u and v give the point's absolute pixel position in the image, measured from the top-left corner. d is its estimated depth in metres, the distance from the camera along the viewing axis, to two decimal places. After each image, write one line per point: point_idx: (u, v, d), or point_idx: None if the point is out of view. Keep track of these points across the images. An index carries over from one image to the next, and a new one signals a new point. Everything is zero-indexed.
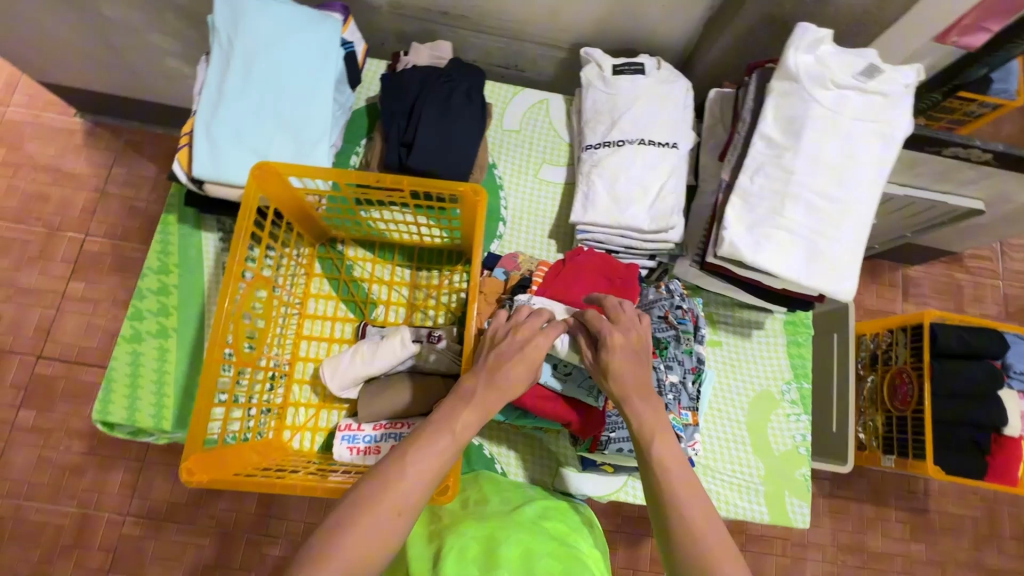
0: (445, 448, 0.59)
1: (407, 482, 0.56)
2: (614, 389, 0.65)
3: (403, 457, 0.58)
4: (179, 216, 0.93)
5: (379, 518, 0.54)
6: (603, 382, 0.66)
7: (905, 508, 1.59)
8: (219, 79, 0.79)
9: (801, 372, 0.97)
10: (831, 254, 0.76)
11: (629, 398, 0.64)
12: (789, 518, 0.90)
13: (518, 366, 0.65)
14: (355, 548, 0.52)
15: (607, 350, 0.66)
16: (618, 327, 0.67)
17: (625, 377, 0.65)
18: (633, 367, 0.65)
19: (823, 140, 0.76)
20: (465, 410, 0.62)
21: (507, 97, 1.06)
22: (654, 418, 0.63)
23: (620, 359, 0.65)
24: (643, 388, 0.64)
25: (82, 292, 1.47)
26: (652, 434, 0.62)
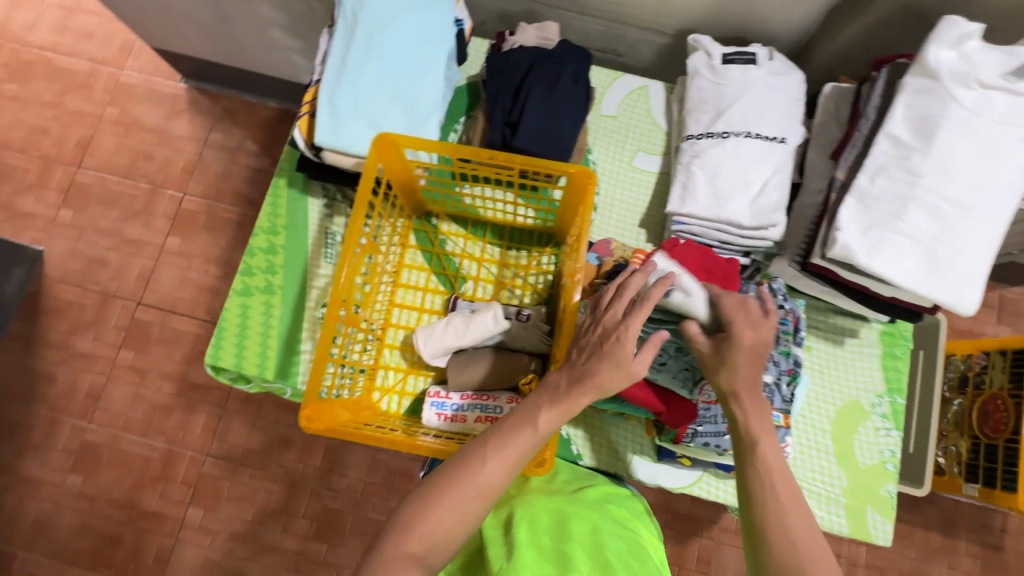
0: (524, 442, 0.61)
1: (484, 470, 0.60)
2: (724, 380, 0.64)
3: (485, 446, 0.61)
4: (288, 180, 0.98)
5: (460, 498, 0.59)
6: (714, 372, 0.65)
7: (976, 542, 1.50)
8: (343, 51, 0.83)
9: (895, 386, 0.93)
10: (954, 264, 0.72)
11: (738, 393, 0.63)
12: (869, 533, 0.87)
13: (603, 365, 0.62)
14: (437, 522, 0.58)
15: (732, 347, 0.63)
16: (750, 325, 0.65)
17: (740, 369, 0.63)
18: (751, 367, 0.63)
19: (958, 143, 0.71)
20: (546, 408, 0.63)
21: (606, 82, 1.04)
22: (759, 419, 0.62)
23: (745, 356, 0.63)
24: (754, 386, 0.63)
25: (179, 247, 1.58)
26: (758, 433, 0.62)
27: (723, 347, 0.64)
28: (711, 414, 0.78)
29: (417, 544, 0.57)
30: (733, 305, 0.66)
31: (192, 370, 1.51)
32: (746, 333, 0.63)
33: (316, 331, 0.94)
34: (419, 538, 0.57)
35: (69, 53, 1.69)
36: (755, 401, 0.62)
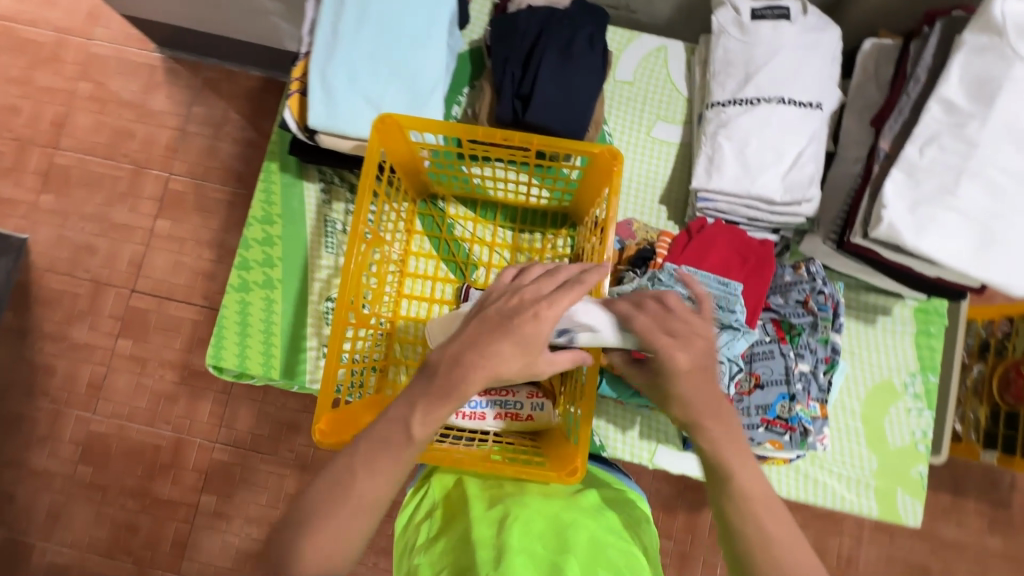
0: (398, 448, 0.54)
1: (357, 485, 0.53)
2: (681, 414, 0.56)
3: (353, 458, 0.54)
4: (281, 164, 0.91)
5: (339, 516, 0.52)
6: (664, 407, 0.58)
7: (986, 502, 1.51)
8: (334, 20, 0.75)
9: (928, 365, 0.89)
10: (1008, 242, 0.66)
11: (702, 423, 0.55)
12: (898, 515, 0.85)
13: (499, 348, 0.54)
14: (321, 546, 0.52)
15: (670, 377, 0.55)
16: (681, 342, 0.55)
17: (691, 398, 0.55)
18: (698, 391, 0.55)
19: (1019, 108, 0.65)
20: (420, 406, 0.54)
21: (620, 44, 0.96)
22: (729, 445, 0.55)
23: (687, 383, 0.55)
24: (716, 407, 0.55)
25: (169, 230, 1.51)
26: (732, 463, 0.54)
27: (661, 375, 0.57)
28: (744, 407, 0.73)
29: (304, 572, 0.51)
30: (649, 322, 0.57)
31: (194, 357, 1.46)
32: (680, 356, 0.55)
33: (321, 326, 0.89)
34: (305, 563, 0.51)
35: (32, 22, 1.55)
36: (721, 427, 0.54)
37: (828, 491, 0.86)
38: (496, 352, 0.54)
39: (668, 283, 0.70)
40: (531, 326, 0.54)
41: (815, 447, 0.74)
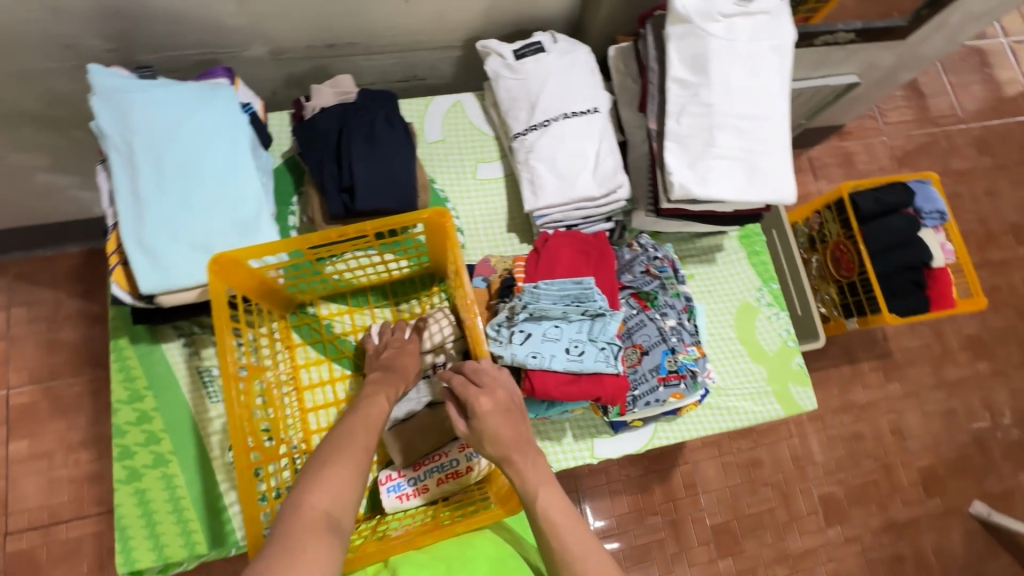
0: (378, 408, 0.69)
1: (358, 432, 0.64)
2: (493, 451, 0.63)
3: (352, 419, 0.66)
4: (130, 336, 0.86)
5: (350, 455, 0.60)
6: (483, 450, 0.65)
7: (874, 358, 1.76)
8: (131, 185, 0.75)
9: (767, 276, 1.06)
10: (764, 166, 0.84)
11: (509, 456, 0.63)
12: (798, 404, 0.99)
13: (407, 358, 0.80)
14: (341, 473, 0.58)
15: (479, 419, 0.64)
16: (484, 390, 0.66)
17: (501, 435, 0.63)
18: (506, 427, 0.64)
19: (727, 68, 0.82)
20: (384, 383, 0.74)
21: (420, 110, 1.04)
22: (532, 470, 0.62)
23: (495, 421, 0.64)
24: (520, 440, 0.64)
25: (30, 450, 1.32)
26: (536, 487, 0.61)
27: (472, 421, 0.65)
28: (639, 375, 0.82)
29: (327, 496, 0.56)
30: (464, 380, 0.67)
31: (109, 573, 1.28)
32: (481, 403, 0.64)
33: (234, 477, 0.84)
34: (323, 490, 0.56)
35: None
36: (525, 459, 0.62)
37: (741, 412, 0.97)
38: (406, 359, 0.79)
39: (534, 300, 0.78)
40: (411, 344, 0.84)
41: (706, 382, 0.85)
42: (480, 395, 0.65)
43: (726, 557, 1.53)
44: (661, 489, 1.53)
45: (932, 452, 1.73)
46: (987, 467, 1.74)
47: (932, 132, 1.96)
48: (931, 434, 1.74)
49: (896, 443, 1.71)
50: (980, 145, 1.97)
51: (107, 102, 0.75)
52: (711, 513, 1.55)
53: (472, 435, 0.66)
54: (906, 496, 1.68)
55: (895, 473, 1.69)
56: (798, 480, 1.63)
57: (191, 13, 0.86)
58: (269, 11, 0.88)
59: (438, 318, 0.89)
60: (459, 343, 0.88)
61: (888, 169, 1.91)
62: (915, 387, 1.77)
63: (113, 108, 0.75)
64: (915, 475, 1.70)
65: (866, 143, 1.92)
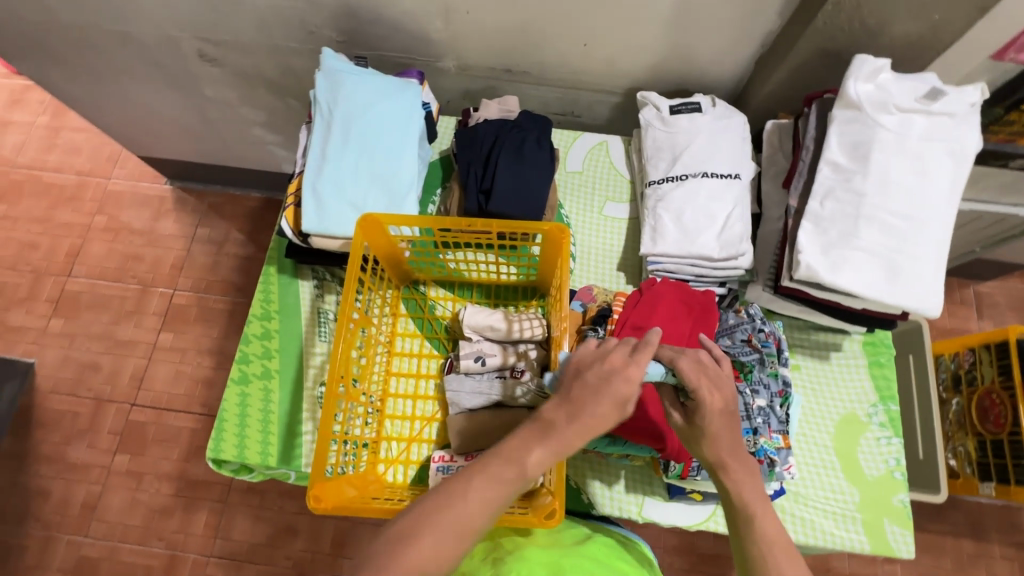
0: (510, 475, 0.60)
1: (461, 506, 0.58)
2: (710, 453, 0.65)
3: (467, 482, 0.59)
4: (278, 266, 1.02)
5: (439, 536, 0.57)
6: (697, 446, 0.67)
7: (1009, 544, 1.42)
8: (321, 144, 0.90)
9: (886, 394, 0.96)
10: (911, 270, 0.77)
11: (725, 464, 0.65)
12: (891, 547, 0.87)
13: (597, 405, 0.62)
14: (421, 557, 0.55)
15: (703, 415, 0.65)
16: (716, 387, 0.65)
17: (719, 438, 0.65)
18: (728, 433, 0.65)
19: (890, 161, 0.79)
20: (542, 441, 0.61)
21: (567, 142, 1.12)
22: (750, 487, 0.64)
23: (717, 423, 0.65)
24: (738, 453, 0.65)
25: (172, 343, 1.59)
26: (752, 503, 0.63)
27: (698, 417, 0.66)
28: None
29: None
30: (692, 366, 0.66)
31: (191, 466, 1.48)
32: (714, 400, 0.64)
33: (316, 410, 0.95)
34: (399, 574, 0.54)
35: (58, 168, 1.76)
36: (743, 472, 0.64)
37: (819, 529, 0.87)
38: (602, 411, 0.62)
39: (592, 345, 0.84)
40: (626, 388, 0.63)
41: (783, 477, 0.79)
42: (713, 391, 0.65)
43: None
44: None
45: None
46: None
47: None
48: None
49: None
50: None
51: (326, 79, 0.92)
52: None
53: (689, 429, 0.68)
54: None
55: None
56: None
57: (407, 23, 1.03)
58: (465, 32, 1.03)
59: (528, 319, 0.93)
60: (541, 356, 0.91)
61: None
62: None
63: (329, 83, 0.92)
64: None
65: None
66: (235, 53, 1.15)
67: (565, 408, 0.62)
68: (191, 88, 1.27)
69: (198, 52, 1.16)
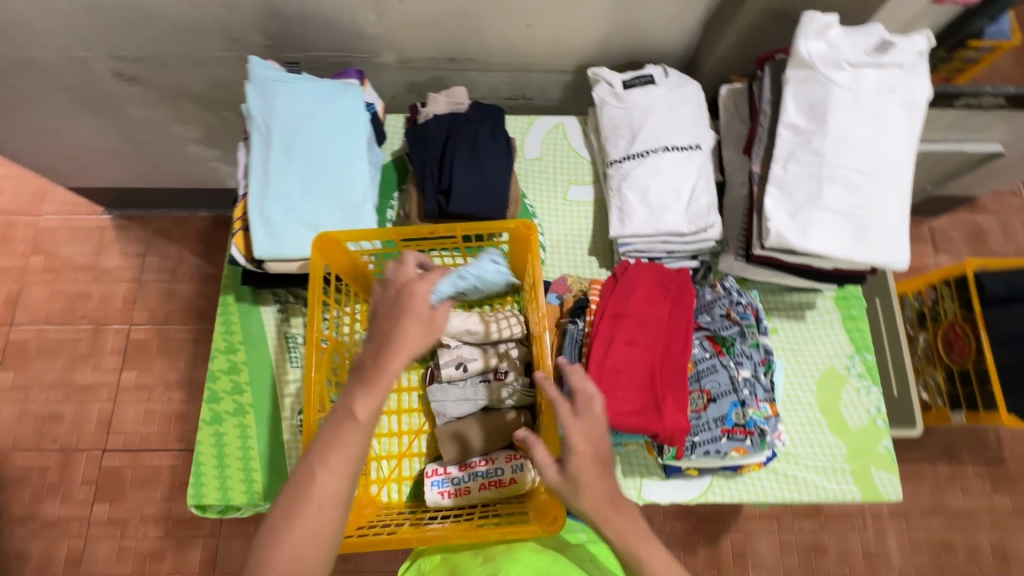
0: (359, 424, 0.62)
1: (317, 483, 0.60)
2: (587, 505, 0.61)
3: (315, 457, 0.61)
4: (236, 295, 0.97)
5: (309, 515, 0.59)
6: (572, 497, 0.62)
7: (980, 461, 1.46)
8: (263, 162, 0.84)
9: (862, 345, 0.98)
10: (875, 226, 0.78)
11: (604, 514, 0.61)
12: (880, 492, 0.89)
13: (400, 338, 0.64)
14: (296, 540, 0.58)
15: (573, 462, 0.62)
16: (582, 430, 0.64)
17: (593, 487, 0.61)
18: (600, 480, 0.62)
19: (847, 119, 0.78)
20: (363, 392, 0.62)
21: (523, 128, 1.08)
22: (632, 532, 0.61)
23: (583, 466, 0.62)
24: (612, 498, 0.62)
25: (137, 381, 1.50)
26: (635, 546, 0.61)
27: (568, 467, 0.63)
28: (703, 422, 0.79)
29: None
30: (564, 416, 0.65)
31: (176, 505, 1.42)
32: (581, 445, 0.63)
33: (298, 440, 0.91)
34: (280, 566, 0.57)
35: None
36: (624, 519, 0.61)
37: (812, 485, 0.89)
38: (408, 333, 0.64)
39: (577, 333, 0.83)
40: (422, 313, 0.66)
41: (774, 444, 0.81)
42: (579, 437, 0.64)
43: None
44: (707, 553, 1.36)
45: None
46: None
47: None
48: None
49: (997, 567, 1.39)
50: None
51: (258, 90, 0.86)
52: None
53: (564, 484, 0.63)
54: None
55: None
56: None
57: (338, 19, 0.96)
58: (401, 23, 0.97)
59: (505, 317, 0.91)
60: (522, 353, 0.90)
61: None
62: None
63: (262, 95, 0.86)
64: None
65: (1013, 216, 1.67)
66: (155, 69, 1.06)
67: (373, 344, 0.65)
68: (112, 111, 1.17)
69: (112, 71, 1.06)
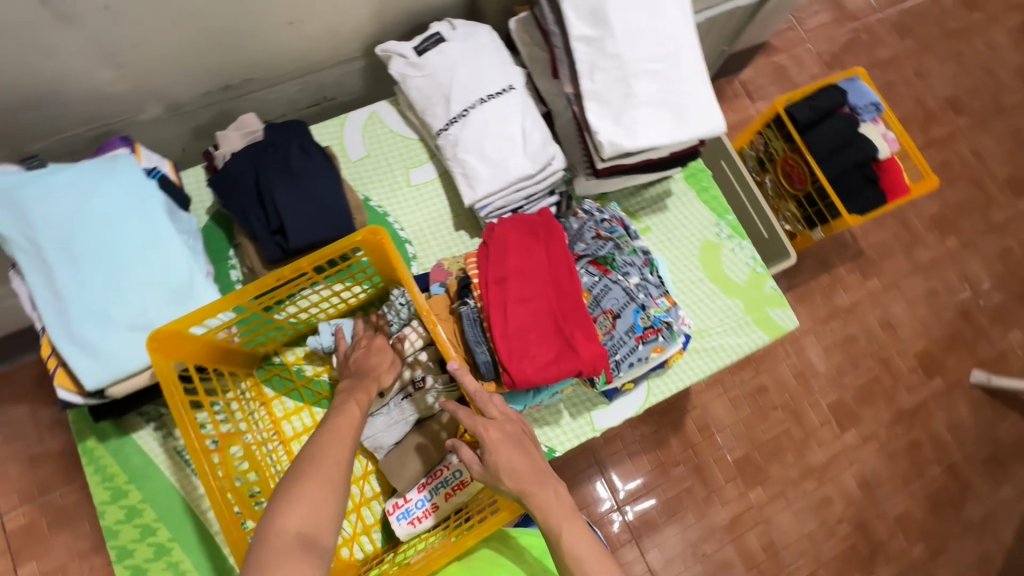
0: (352, 417, 0.66)
1: (331, 444, 0.61)
2: (512, 485, 0.65)
3: (326, 426, 0.63)
4: (97, 435, 0.83)
5: (323, 467, 0.58)
6: (499, 484, 0.66)
7: (848, 261, 1.66)
8: (49, 283, 0.71)
9: (721, 210, 1.05)
10: (688, 102, 0.82)
11: (528, 490, 0.65)
12: (781, 326, 0.99)
13: (377, 358, 0.77)
14: (313, 492, 0.56)
15: (489, 451, 0.66)
16: (494, 422, 0.68)
17: (516, 466, 0.65)
18: (520, 459, 0.66)
19: (626, 14, 0.81)
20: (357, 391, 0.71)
21: (337, 131, 1.00)
22: (555, 506, 0.64)
23: (498, 450, 0.66)
24: (535, 473, 0.66)
25: (40, 570, 1.25)
26: (558, 522, 0.64)
27: (485, 455, 0.66)
28: (617, 339, 0.81)
29: (298, 526, 0.53)
30: (468, 414, 0.69)
31: None
32: (491, 433, 0.66)
33: None
34: (299, 513, 0.54)
35: None
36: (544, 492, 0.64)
37: (728, 347, 0.97)
38: (376, 359, 0.77)
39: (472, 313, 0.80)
40: (383, 344, 0.79)
41: (682, 330, 0.86)
42: (489, 426, 0.67)
43: (755, 487, 1.47)
44: (678, 440, 1.46)
45: (924, 335, 1.64)
46: (978, 336, 1.65)
47: (857, 23, 1.84)
48: (919, 319, 1.65)
49: (888, 336, 1.63)
50: (902, 29, 1.84)
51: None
52: (730, 449, 1.48)
53: (488, 473, 0.67)
54: (909, 383, 1.60)
55: (896, 365, 1.61)
56: (806, 397, 1.55)
57: (67, 88, 0.81)
58: (147, 67, 0.84)
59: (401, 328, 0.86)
60: (433, 354, 0.84)
61: (828, 65, 1.82)
62: (895, 278, 1.67)
63: (9, 209, 0.71)
64: (912, 361, 1.62)
65: (804, 42, 1.82)
66: None
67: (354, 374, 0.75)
68: None
69: None
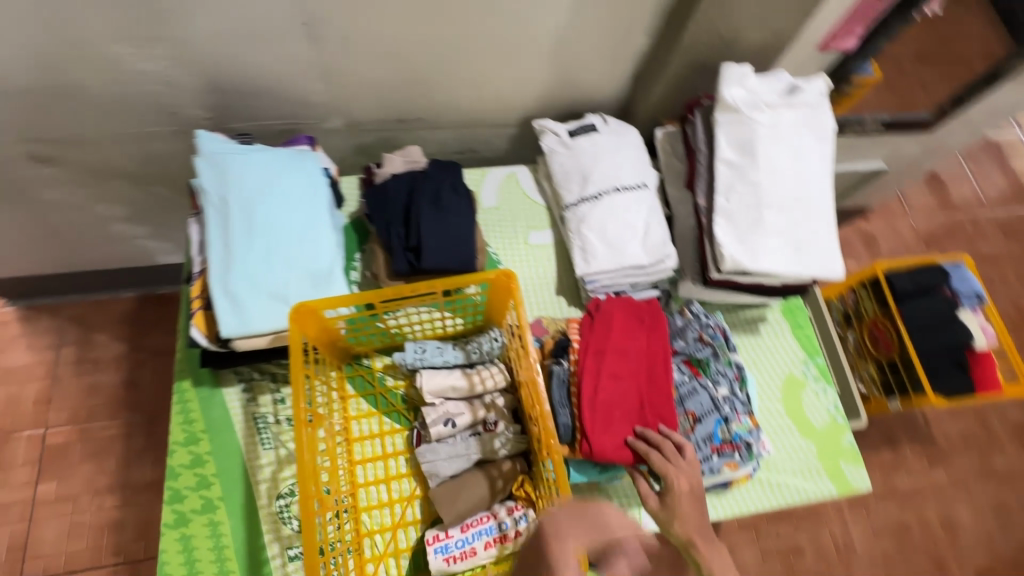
0: None
1: None
2: (681, 531, 0.73)
3: None
4: (193, 379, 0.90)
5: None
6: (669, 526, 0.74)
7: (916, 443, 1.58)
8: (221, 236, 0.81)
9: (812, 350, 1.07)
10: (809, 244, 0.88)
11: (693, 540, 0.71)
12: (852, 485, 0.96)
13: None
14: None
15: (674, 496, 0.76)
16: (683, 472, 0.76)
17: (689, 515, 0.74)
18: (694, 511, 0.75)
19: (772, 153, 0.89)
20: None
21: (477, 180, 1.12)
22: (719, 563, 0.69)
23: (686, 502, 0.75)
24: (704, 529, 0.73)
25: (58, 492, 1.28)
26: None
27: (667, 497, 0.76)
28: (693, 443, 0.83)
29: None
30: (661, 457, 0.76)
31: None
32: (680, 482, 0.76)
33: (279, 528, 0.83)
34: None
35: None
36: (708, 544, 0.71)
37: (794, 489, 0.95)
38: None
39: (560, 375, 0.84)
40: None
41: (761, 454, 0.86)
42: (678, 475, 0.76)
43: None
44: None
45: (986, 549, 1.50)
46: None
47: (963, 214, 1.87)
48: (983, 530, 1.52)
49: (946, 537, 1.50)
50: (1008, 232, 1.86)
51: (209, 164, 0.83)
52: None
53: (663, 512, 0.76)
54: None
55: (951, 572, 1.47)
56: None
57: (283, 88, 0.96)
58: (350, 88, 0.99)
59: (488, 368, 0.90)
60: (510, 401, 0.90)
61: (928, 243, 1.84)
62: (965, 477, 1.56)
63: (215, 169, 0.83)
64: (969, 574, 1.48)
65: (907, 217, 1.86)
66: (78, 149, 0.98)
67: None
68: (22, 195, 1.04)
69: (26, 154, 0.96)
